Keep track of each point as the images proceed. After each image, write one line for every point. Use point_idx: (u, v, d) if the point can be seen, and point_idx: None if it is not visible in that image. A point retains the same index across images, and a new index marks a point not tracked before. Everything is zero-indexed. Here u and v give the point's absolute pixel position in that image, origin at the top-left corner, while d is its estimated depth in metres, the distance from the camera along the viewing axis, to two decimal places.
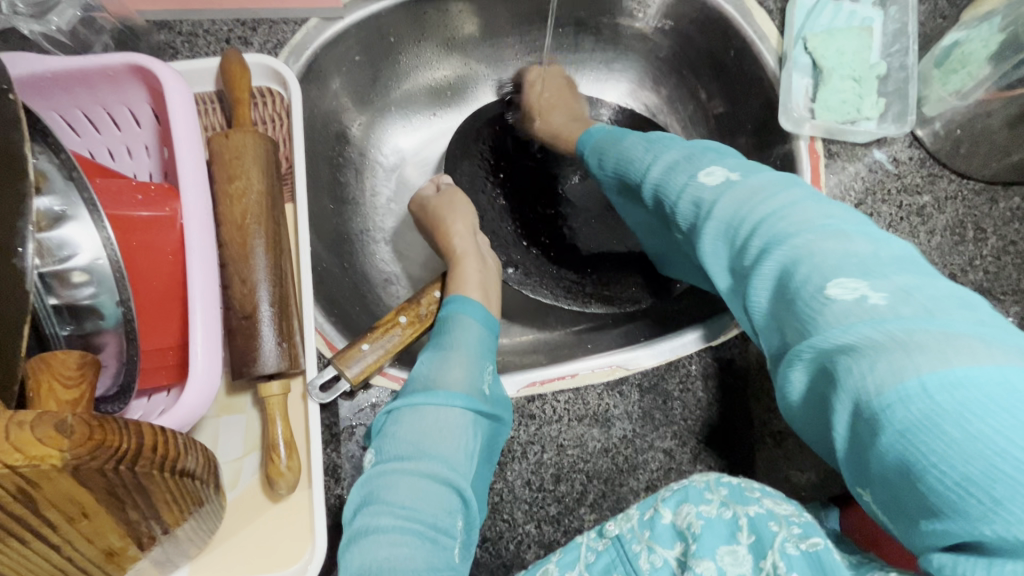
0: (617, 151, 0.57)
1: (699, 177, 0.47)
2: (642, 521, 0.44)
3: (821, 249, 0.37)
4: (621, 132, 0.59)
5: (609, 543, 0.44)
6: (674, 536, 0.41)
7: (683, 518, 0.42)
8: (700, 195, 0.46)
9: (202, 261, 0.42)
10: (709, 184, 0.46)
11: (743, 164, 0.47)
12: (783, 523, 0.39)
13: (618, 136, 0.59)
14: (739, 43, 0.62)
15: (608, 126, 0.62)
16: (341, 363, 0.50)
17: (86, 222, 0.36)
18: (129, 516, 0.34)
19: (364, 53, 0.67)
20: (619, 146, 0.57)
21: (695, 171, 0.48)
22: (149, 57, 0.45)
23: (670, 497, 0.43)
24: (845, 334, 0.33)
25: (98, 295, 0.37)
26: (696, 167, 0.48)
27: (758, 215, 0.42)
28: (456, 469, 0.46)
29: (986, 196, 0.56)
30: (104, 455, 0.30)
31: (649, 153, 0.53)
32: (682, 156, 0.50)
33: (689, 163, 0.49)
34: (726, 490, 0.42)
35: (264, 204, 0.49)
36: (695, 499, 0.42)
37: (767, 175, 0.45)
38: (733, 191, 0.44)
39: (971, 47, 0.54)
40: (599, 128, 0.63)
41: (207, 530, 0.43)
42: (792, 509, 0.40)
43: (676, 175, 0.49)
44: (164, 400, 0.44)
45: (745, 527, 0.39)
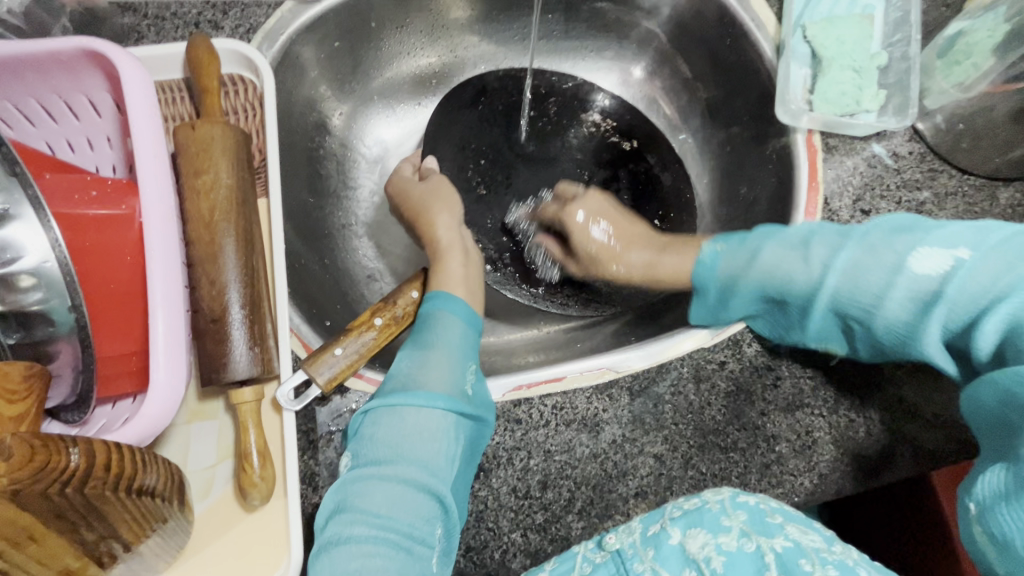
0: (761, 271, 0.54)
1: (912, 266, 0.49)
2: (644, 538, 0.44)
3: None
4: (741, 240, 0.56)
5: (608, 557, 0.43)
6: (683, 561, 0.42)
7: (697, 545, 0.42)
8: (916, 286, 0.49)
9: (165, 262, 0.39)
10: (930, 272, 0.49)
11: (941, 238, 0.49)
12: (815, 561, 0.41)
13: (743, 250, 0.56)
14: (735, 31, 0.60)
15: (720, 246, 0.57)
16: (312, 368, 0.47)
17: (32, 221, 0.33)
18: (84, 537, 0.31)
19: (344, 40, 0.63)
20: (758, 265, 0.54)
21: (898, 262, 0.50)
22: (106, 42, 0.42)
23: (679, 517, 0.43)
24: (1021, 385, 0.41)
25: (48, 300, 0.34)
26: (877, 258, 0.50)
27: (993, 290, 0.47)
28: (436, 474, 0.44)
29: (987, 192, 0.54)
30: (47, 478, 0.28)
31: (811, 265, 0.52)
32: (861, 252, 0.51)
33: (869, 257, 0.51)
34: (745, 516, 0.43)
35: (233, 199, 0.46)
36: (712, 527, 0.42)
37: (992, 236, 0.48)
38: (970, 272, 0.48)
39: (977, 36, 0.52)
40: (711, 251, 0.57)
41: (174, 545, 0.41)
42: (820, 542, 0.42)
43: (865, 278, 0.51)
44: (128, 408, 0.42)
45: (774, 565, 0.41)
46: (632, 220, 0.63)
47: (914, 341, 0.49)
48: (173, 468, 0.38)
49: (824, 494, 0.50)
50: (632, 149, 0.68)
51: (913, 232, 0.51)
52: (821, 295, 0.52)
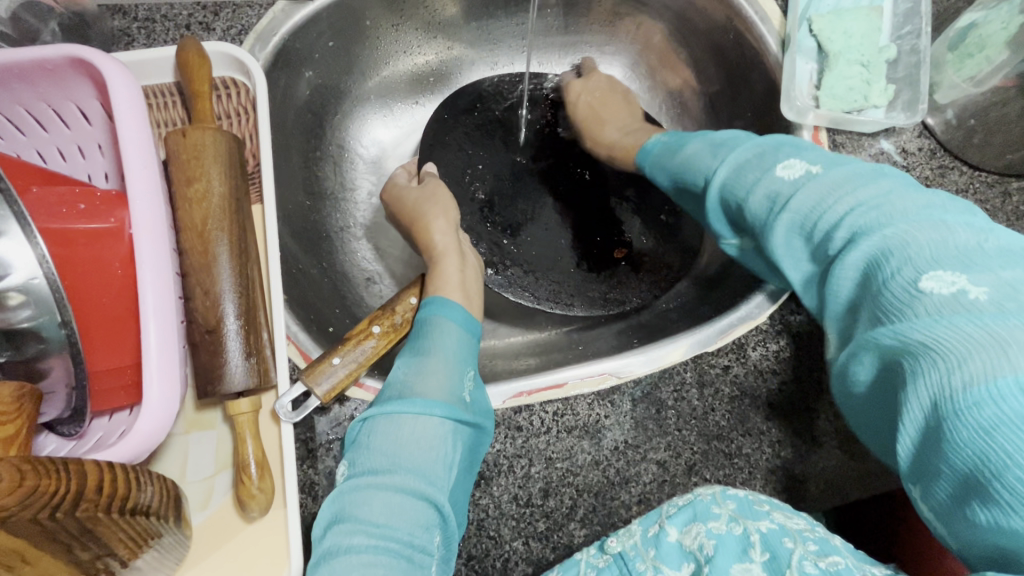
0: (679, 159, 0.52)
1: (774, 171, 0.43)
2: (646, 539, 0.43)
3: (914, 239, 0.34)
4: (679, 139, 0.54)
5: (610, 560, 0.43)
6: (681, 556, 0.40)
7: (691, 538, 0.41)
8: (776, 189, 0.42)
9: (156, 275, 0.39)
10: (788, 181, 0.41)
11: (828, 156, 0.42)
12: (796, 539, 0.38)
13: (677, 144, 0.54)
14: (739, 26, 0.58)
15: (664, 139, 0.57)
16: (310, 379, 0.47)
17: (18, 238, 0.33)
18: (79, 556, 0.31)
19: (337, 38, 0.62)
20: (680, 154, 0.52)
21: (769, 167, 0.43)
22: (91, 48, 0.41)
23: (676, 514, 0.43)
24: (931, 326, 0.31)
25: (37, 318, 0.34)
26: (761, 161, 0.44)
27: (842, 207, 0.38)
28: (435, 483, 0.43)
29: (1000, 189, 0.53)
30: (37, 502, 0.28)
31: (716, 156, 0.48)
32: (753, 155, 0.45)
33: (753, 160, 0.45)
34: (733, 504, 0.42)
35: (226, 206, 0.45)
36: (704, 516, 0.41)
37: (856, 163, 0.41)
38: (816, 184, 0.40)
39: (990, 29, 0.50)
40: (653, 142, 0.57)
41: (173, 558, 0.41)
42: (805, 524, 0.40)
43: (744, 175, 0.44)
44: (125, 419, 0.41)
45: (758, 544, 0.39)
46: (621, 102, 0.67)
47: (762, 237, 0.43)
48: (168, 484, 0.38)
49: (828, 500, 0.50)
50: None
51: (801, 147, 0.44)
52: (711, 186, 0.47)
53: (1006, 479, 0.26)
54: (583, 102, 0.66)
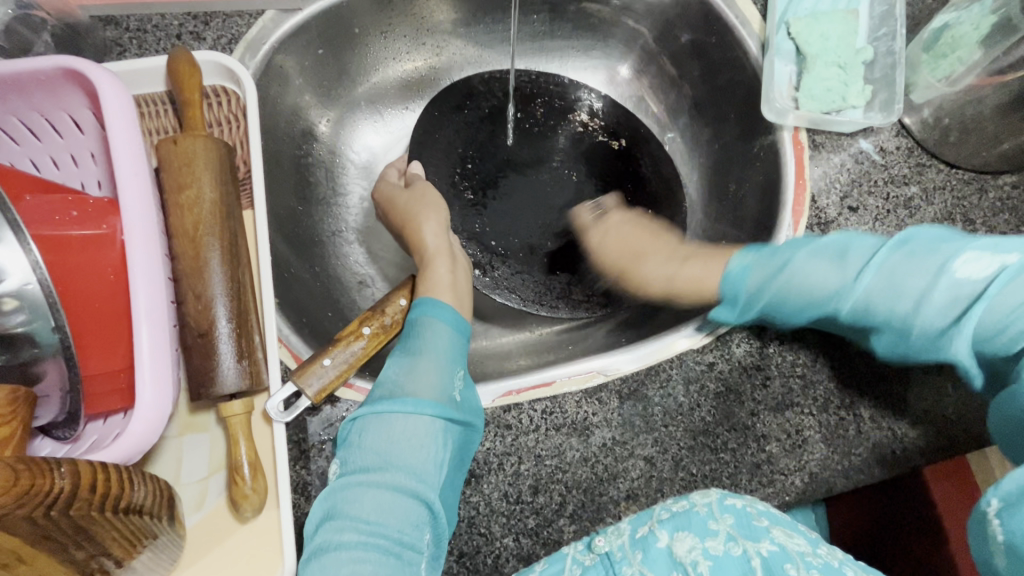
0: (801, 287, 0.51)
1: (951, 267, 0.48)
2: (634, 540, 0.43)
3: None
4: (772, 254, 0.53)
5: (598, 560, 0.43)
6: (670, 564, 0.42)
7: (684, 549, 0.42)
8: (954, 287, 0.48)
9: (148, 279, 0.39)
10: (972, 276, 0.48)
11: (987, 244, 0.48)
12: (798, 564, 0.40)
13: (773, 260, 0.53)
14: (720, 29, 0.59)
15: (750, 260, 0.53)
16: (301, 379, 0.47)
17: (11, 244, 0.34)
18: (74, 555, 0.32)
19: (327, 47, 0.63)
20: (803, 278, 0.51)
21: (933, 270, 0.49)
22: (83, 60, 0.42)
23: (668, 520, 0.43)
24: None
25: (31, 322, 0.35)
26: (914, 267, 0.49)
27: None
28: (425, 480, 0.44)
29: (975, 186, 0.54)
30: (33, 501, 0.28)
31: (847, 272, 0.50)
32: (903, 258, 0.50)
33: (903, 267, 0.49)
34: (732, 519, 0.43)
35: (217, 212, 0.46)
36: (701, 531, 0.42)
37: (1011, 244, 0.48)
38: (1005, 284, 0.46)
39: (962, 30, 0.51)
40: (738, 266, 0.54)
41: (167, 558, 0.41)
42: (805, 546, 0.42)
43: (900, 280, 0.49)
44: (119, 423, 0.41)
45: (758, 569, 0.40)
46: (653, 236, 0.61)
47: (934, 343, 0.49)
48: (161, 485, 0.39)
49: (814, 492, 0.51)
50: (621, 149, 0.68)
51: (887, 246, 0.50)
52: (847, 304, 0.50)
53: None
54: (605, 234, 0.62)
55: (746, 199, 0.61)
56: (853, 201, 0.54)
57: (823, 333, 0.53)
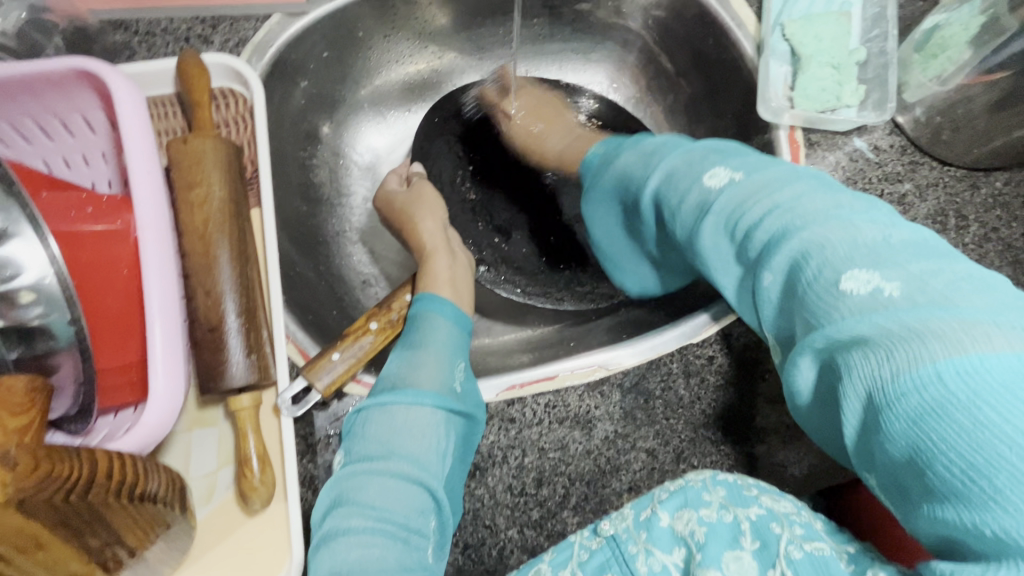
0: (616, 169, 0.53)
1: (703, 180, 0.42)
2: (638, 522, 0.43)
3: (830, 239, 0.35)
4: (615, 148, 0.56)
5: (604, 543, 0.44)
6: (673, 540, 0.41)
7: (682, 524, 0.41)
8: (705, 199, 0.42)
9: (161, 274, 0.40)
10: (714, 187, 0.41)
11: (750, 163, 0.42)
12: (784, 524, 0.39)
13: (613, 153, 0.55)
14: (716, 31, 0.61)
15: (601, 150, 0.58)
16: (311, 374, 0.48)
17: (31, 239, 0.35)
18: (89, 542, 0.33)
19: (332, 49, 0.64)
20: (618, 162, 0.53)
21: (698, 176, 0.43)
22: (95, 61, 0.43)
23: (668, 500, 0.43)
24: (858, 324, 0.31)
25: (48, 315, 0.35)
26: (692, 169, 0.44)
27: (783, 201, 0.38)
28: (428, 469, 0.45)
29: (968, 182, 0.56)
30: (52, 485, 0.29)
31: (648, 166, 0.48)
32: (682, 163, 0.46)
33: (685, 168, 0.45)
34: (723, 491, 0.43)
35: (227, 210, 0.47)
36: (695, 503, 0.42)
37: (780, 166, 0.41)
38: (738, 186, 0.40)
39: (951, 30, 0.53)
40: (592, 154, 0.59)
41: (178, 549, 0.42)
42: (791, 507, 0.41)
43: (676, 182, 0.45)
44: (130, 417, 0.42)
45: (749, 532, 0.39)
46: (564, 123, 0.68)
47: (691, 246, 0.42)
48: (174, 476, 0.39)
49: (812, 483, 0.52)
50: None
51: (747, 157, 0.43)
52: (645, 191, 0.48)
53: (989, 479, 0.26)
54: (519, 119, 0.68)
55: None
56: None
57: None
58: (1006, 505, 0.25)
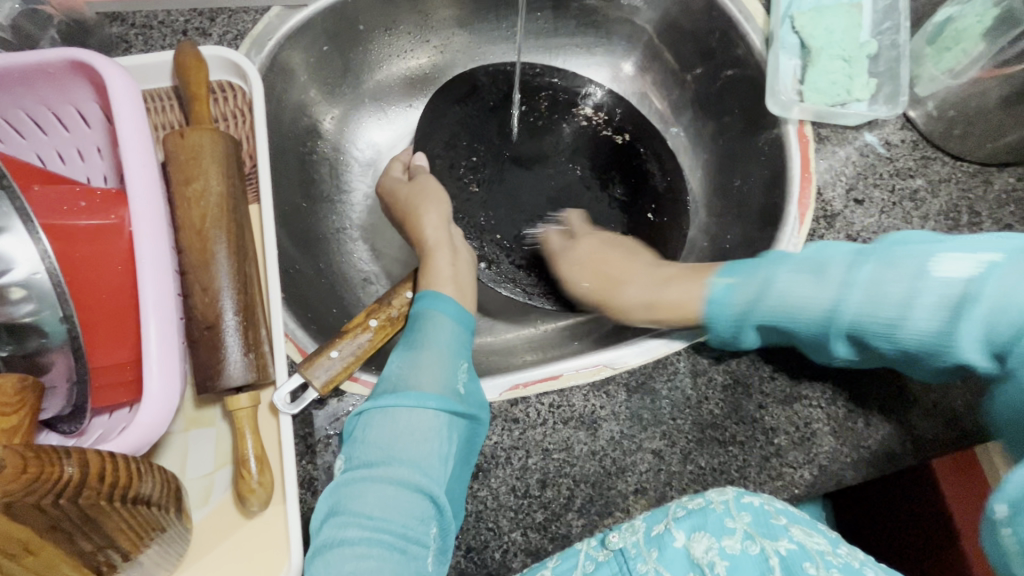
0: (773, 295, 0.50)
1: (788, 286, 0.50)
2: (648, 537, 0.43)
3: (1012, 295, 0.43)
4: (754, 267, 0.52)
5: (611, 556, 0.43)
6: (687, 565, 0.42)
7: (700, 549, 0.42)
8: (873, 303, 0.47)
9: (156, 270, 0.39)
10: (899, 287, 0.46)
11: (859, 253, 0.49)
12: (818, 564, 0.39)
13: (758, 276, 0.51)
14: (723, 24, 0.59)
15: (730, 280, 0.52)
16: (308, 370, 0.47)
17: (21, 233, 0.34)
18: (81, 547, 0.31)
19: (332, 43, 0.63)
20: (773, 287, 0.50)
21: (870, 279, 0.48)
22: (91, 52, 0.42)
23: (683, 519, 0.43)
24: None
25: (39, 312, 0.34)
26: (879, 275, 0.47)
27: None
28: (428, 475, 0.44)
29: (981, 178, 0.54)
30: (41, 489, 0.28)
31: (823, 287, 0.49)
32: (803, 272, 0.50)
33: (810, 280, 0.49)
34: (749, 518, 0.42)
35: (223, 205, 0.46)
36: (716, 529, 0.42)
37: (988, 237, 0.46)
38: (994, 282, 0.44)
39: (966, 22, 0.52)
40: (721, 286, 0.52)
41: (173, 553, 0.41)
42: (825, 546, 0.41)
43: (888, 290, 0.47)
44: (125, 416, 0.41)
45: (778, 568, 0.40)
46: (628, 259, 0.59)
47: (899, 343, 0.47)
48: (170, 478, 0.39)
49: (823, 486, 0.50)
50: (624, 143, 0.68)
51: (900, 246, 0.48)
52: (842, 315, 0.48)
53: None
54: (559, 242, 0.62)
55: (751, 193, 0.60)
56: (859, 193, 0.54)
57: None
58: None
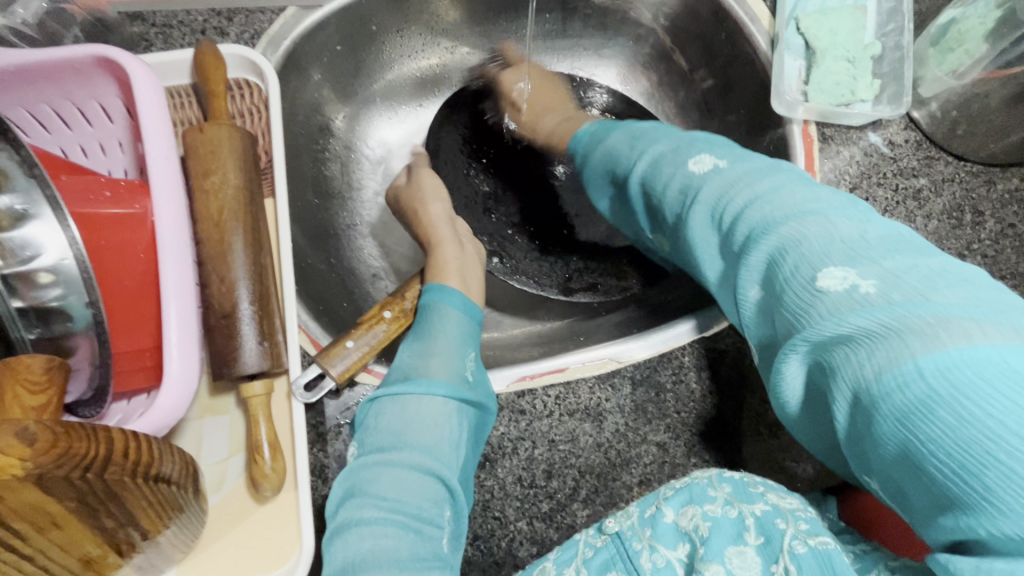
0: (603, 150, 0.57)
1: (686, 165, 0.48)
2: (642, 519, 0.43)
3: (809, 234, 0.38)
4: (607, 126, 0.59)
5: (609, 540, 0.43)
6: (676, 536, 0.41)
7: (687, 519, 0.41)
8: (688, 181, 0.47)
9: (177, 260, 0.40)
10: (695, 174, 0.47)
11: (692, 142, 0.50)
12: (789, 520, 0.39)
13: (605, 132, 0.59)
14: (729, 26, 0.61)
15: (593, 128, 0.61)
16: (326, 360, 0.49)
17: (51, 220, 0.35)
18: (104, 523, 0.33)
19: (346, 44, 0.65)
20: (605, 143, 0.58)
21: (682, 162, 0.49)
22: (115, 48, 0.43)
23: (673, 497, 0.43)
24: (838, 325, 0.33)
25: (66, 297, 0.36)
26: (676, 158, 0.49)
27: (745, 201, 0.42)
28: (440, 459, 0.45)
29: (984, 178, 0.55)
30: (70, 462, 0.29)
31: (636, 150, 0.53)
32: (668, 148, 0.51)
33: (671, 156, 0.50)
34: (729, 487, 0.42)
35: (241, 197, 0.47)
36: (700, 498, 0.42)
37: (751, 163, 0.45)
38: (722, 175, 0.45)
39: (968, 24, 0.52)
40: (586, 130, 0.62)
41: (189, 535, 0.42)
42: (796, 504, 0.41)
43: (661, 168, 0.50)
44: (143, 402, 0.43)
45: (753, 527, 0.39)
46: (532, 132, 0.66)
47: (679, 227, 0.47)
48: (188, 459, 0.40)
49: (827, 479, 0.51)
50: None
51: (720, 145, 0.49)
52: (633, 174, 0.53)
53: (980, 477, 0.27)
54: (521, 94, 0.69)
55: None
56: (862, 192, 0.55)
57: None
58: (998, 504, 0.27)
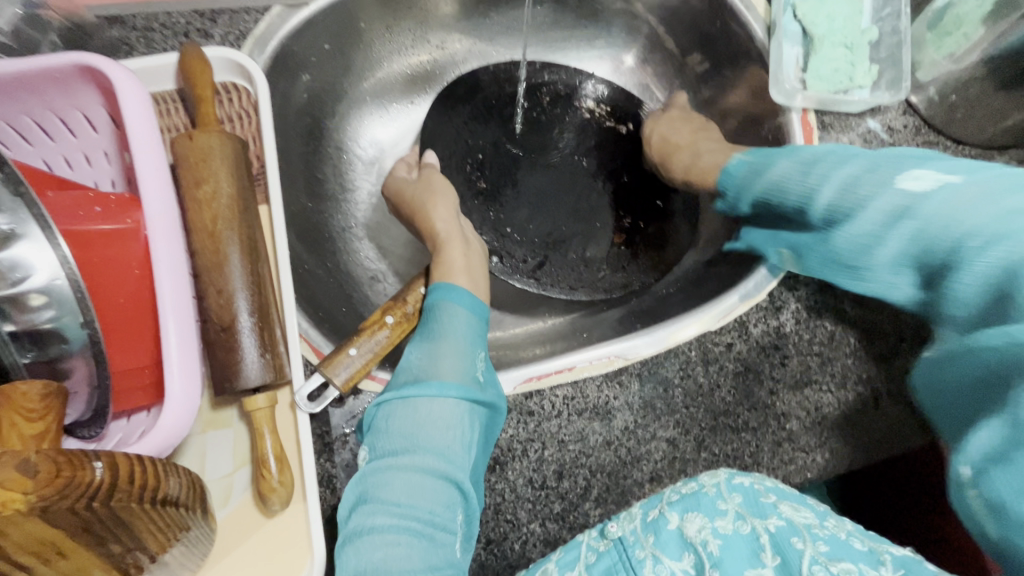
0: (767, 177, 0.53)
1: (900, 184, 0.45)
2: (645, 524, 0.43)
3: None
4: (767, 155, 0.54)
5: (611, 545, 0.43)
6: (681, 546, 0.41)
7: (693, 529, 0.41)
8: (896, 202, 0.45)
9: (172, 274, 0.39)
10: (915, 193, 0.44)
11: (885, 158, 0.47)
12: (807, 539, 0.39)
13: (765, 162, 0.54)
14: (726, 13, 0.59)
15: (748, 157, 0.55)
16: (328, 369, 0.48)
17: (39, 240, 0.34)
18: (112, 550, 0.32)
19: (334, 41, 0.63)
20: (770, 171, 0.53)
21: (890, 179, 0.45)
22: (97, 55, 0.42)
23: (677, 502, 0.43)
24: None
25: (59, 318, 0.34)
26: (880, 174, 0.46)
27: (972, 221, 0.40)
28: (453, 462, 0.44)
29: (982, 161, 0.55)
30: (75, 492, 0.28)
31: (809, 178, 0.50)
32: (863, 168, 0.48)
33: (867, 176, 0.47)
34: (739, 498, 0.43)
35: (235, 207, 0.46)
36: (709, 511, 0.42)
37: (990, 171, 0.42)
38: (948, 192, 0.42)
39: (965, 8, 0.53)
40: (738, 160, 0.56)
41: (198, 553, 0.41)
42: (811, 518, 0.41)
43: (854, 193, 0.47)
44: (144, 420, 0.42)
45: (768, 546, 0.40)
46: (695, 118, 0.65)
47: (870, 263, 0.46)
48: (193, 477, 0.39)
49: (835, 469, 0.51)
50: (628, 132, 0.69)
51: (919, 160, 0.46)
52: (813, 203, 0.49)
53: None
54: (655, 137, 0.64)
55: None
56: None
57: (835, 312, 0.54)
58: None
